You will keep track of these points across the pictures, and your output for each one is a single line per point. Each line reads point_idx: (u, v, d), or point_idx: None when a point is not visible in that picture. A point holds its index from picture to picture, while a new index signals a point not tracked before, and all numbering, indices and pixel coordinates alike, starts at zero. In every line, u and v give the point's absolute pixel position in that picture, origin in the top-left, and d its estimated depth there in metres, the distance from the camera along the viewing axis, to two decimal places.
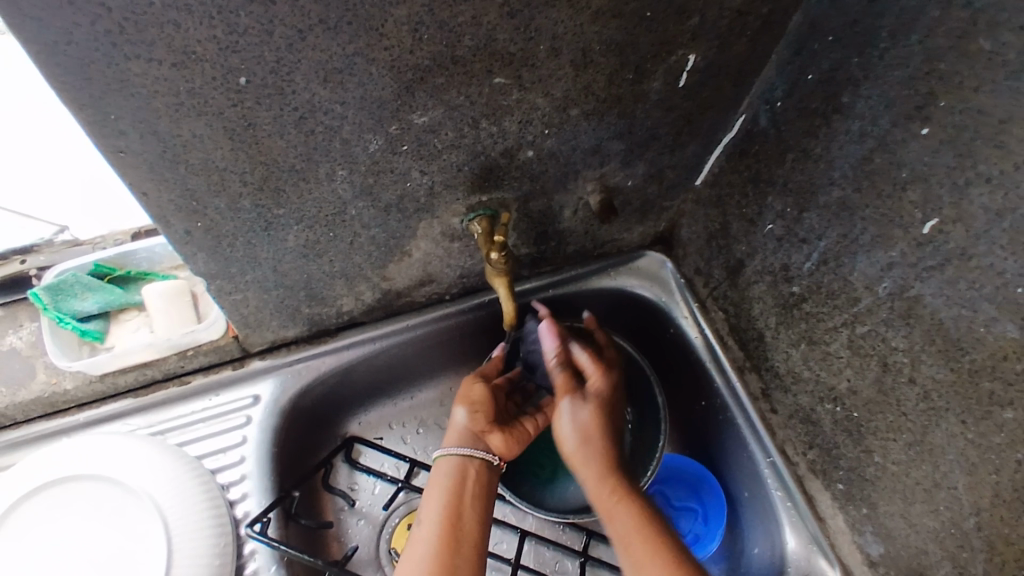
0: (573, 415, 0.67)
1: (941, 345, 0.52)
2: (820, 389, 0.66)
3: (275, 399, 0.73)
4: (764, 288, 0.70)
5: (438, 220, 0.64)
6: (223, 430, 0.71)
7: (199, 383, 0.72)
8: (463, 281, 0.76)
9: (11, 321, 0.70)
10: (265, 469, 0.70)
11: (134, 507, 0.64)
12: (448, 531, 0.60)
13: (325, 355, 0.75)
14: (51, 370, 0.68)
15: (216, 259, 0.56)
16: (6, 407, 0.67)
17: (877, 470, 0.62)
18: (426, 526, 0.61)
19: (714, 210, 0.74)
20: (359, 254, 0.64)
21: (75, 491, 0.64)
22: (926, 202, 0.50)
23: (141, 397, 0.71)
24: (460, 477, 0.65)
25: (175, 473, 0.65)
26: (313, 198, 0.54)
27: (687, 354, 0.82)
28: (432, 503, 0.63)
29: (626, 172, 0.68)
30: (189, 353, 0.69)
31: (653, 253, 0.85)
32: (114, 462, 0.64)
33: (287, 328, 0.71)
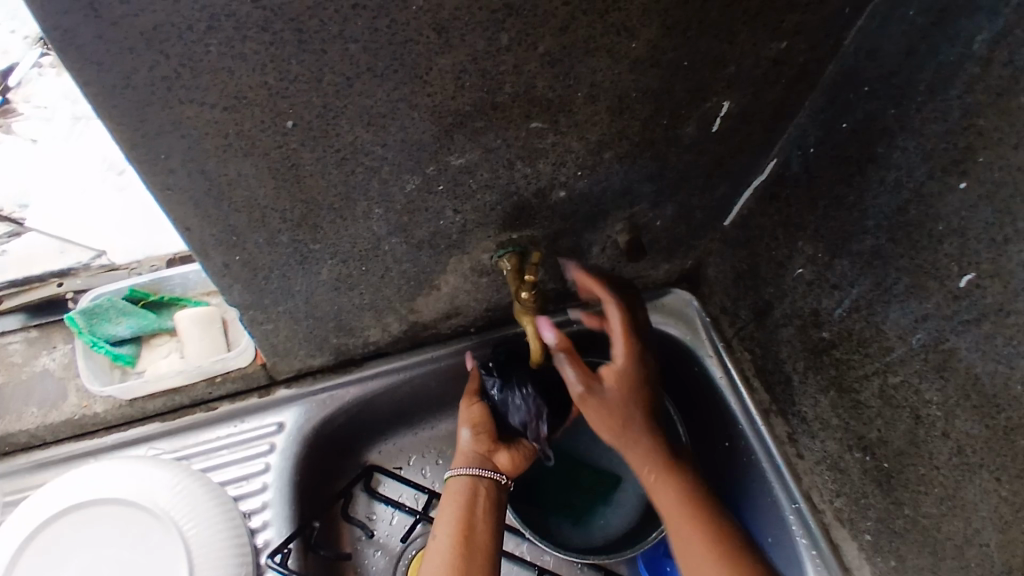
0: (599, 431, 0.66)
1: (976, 401, 0.51)
2: (849, 436, 0.66)
3: (299, 427, 0.73)
4: (793, 331, 0.70)
5: (469, 256, 0.64)
6: (247, 457, 0.72)
7: (225, 409, 0.73)
8: (489, 315, 0.77)
9: (45, 343, 0.71)
10: (287, 498, 0.70)
11: (159, 534, 0.64)
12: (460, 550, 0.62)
13: (350, 384, 0.76)
14: (82, 392, 0.69)
15: (250, 290, 0.57)
16: (37, 428, 0.67)
17: (906, 522, 0.61)
18: (439, 541, 0.63)
19: (742, 251, 0.74)
20: (389, 287, 0.64)
21: (100, 515, 0.64)
22: (962, 255, 0.50)
23: (168, 422, 0.72)
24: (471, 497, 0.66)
25: (200, 500, 0.65)
26: (348, 234, 0.55)
27: (711, 393, 0.81)
28: (444, 519, 0.65)
29: (655, 212, 0.68)
30: (218, 379, 0.70)
31: (678, 290, 0.84)
32: (141, 487, 0.64)
33: (314, 357, 0.72)
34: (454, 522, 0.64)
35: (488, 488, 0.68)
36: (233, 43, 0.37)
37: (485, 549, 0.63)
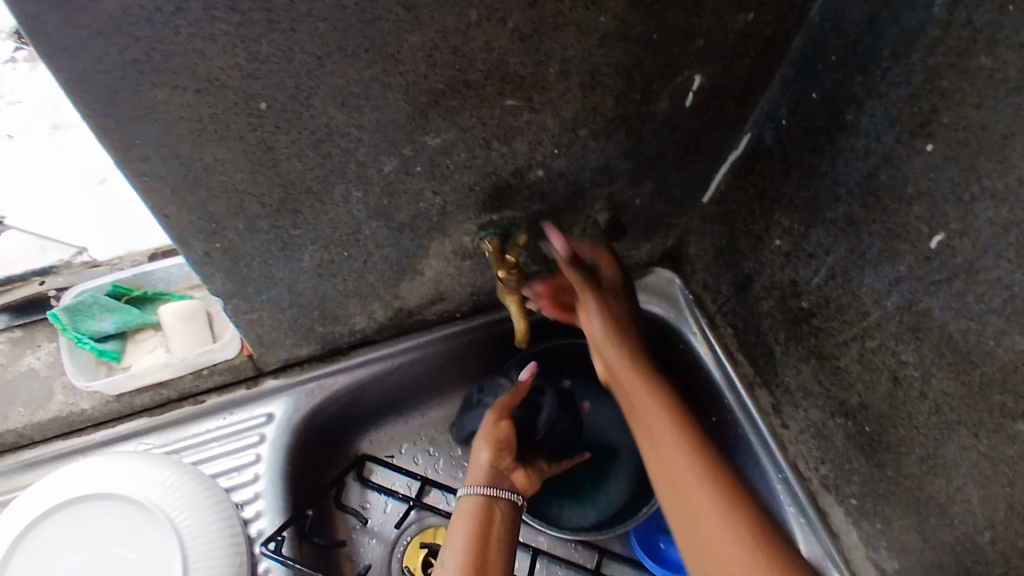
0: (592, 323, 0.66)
1: (951, 358, 0.52)
2: (831, 403, 0.67)
3: (288, 417, 0.74)
4: (773, 303, 0.71)
5: (450, 239, 0.65)
6: (237, 449, 0.72)
7: (214, 402, 0.73)
8: (474, 300, 0.77)
9: (30, 342, 0.71)
10: (279, 487, 0.70)
11: (151, 526, 0.64)
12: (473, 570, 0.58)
13: (338, 373, 0.76)
14: (69, 390, 0.69)
15: (233, 279, 0.57)
16: (24, 427, 0.67)
17: (890, 484, 0.62)
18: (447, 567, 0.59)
19: (721, 227, 0.75)
20: (372, 272, 0.65)
21: (91, 510, 0.64)
22: (931, 216, 0.51)
23: (157, 416, 0.72)
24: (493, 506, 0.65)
25: (191, 491, 0.65)
26: (328, 219, 0.55)
27: (696, 370, 0.83)
28: (456, 536, 0.62)
29: (633, 190, 0.69)
30: (204, 372, 0.70)
31: (661, 269, 0.86)
32: (131, 481, 0.65)
33: (300, 346, 0.72)
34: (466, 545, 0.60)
35: (508, 509, 0.66)
36: (202, 24, 0.37)
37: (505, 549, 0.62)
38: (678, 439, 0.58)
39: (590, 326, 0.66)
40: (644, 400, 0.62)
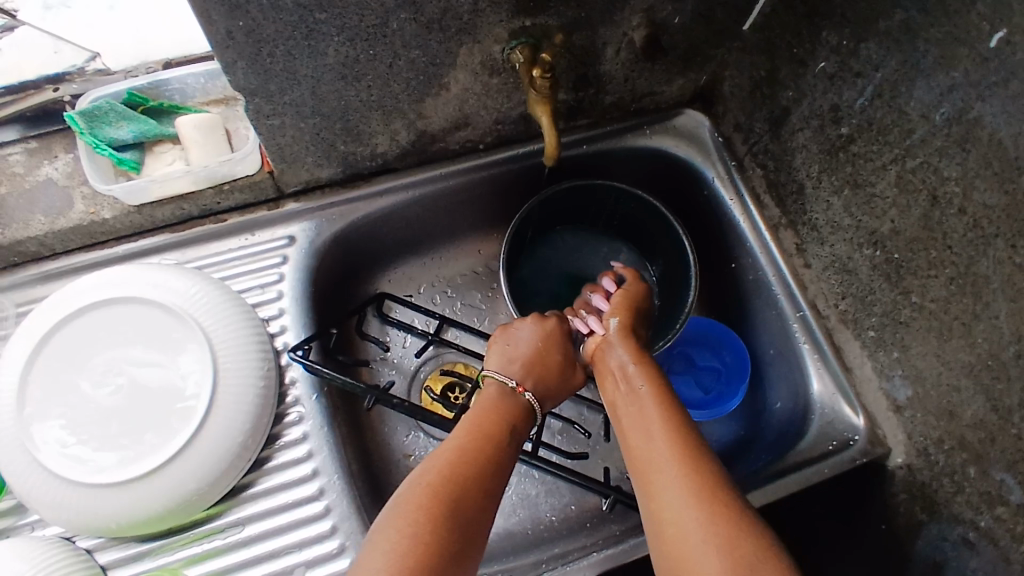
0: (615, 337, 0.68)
1: (997, 168, 0.50)
2: (860, 234, 0.66)
3: (310, 240, 0.73)
4: (809, 134, 0.68)
5: (480, 47, 0.61)
6: (261, 268, 0.72)
7: (236, 221, 0.72)
8: (498, 129, 0.75)
9: (46, 152, 0.68)
10: (304, 305, 0.71)
11: (179, 330, 0.64)
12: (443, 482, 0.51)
13: (359, 200, 0.75)
14: (88, 200, 0.66)
15: (255, 70, 0.55)
16: (45, 236, 0.66)
17: (912, 310, 0.62)
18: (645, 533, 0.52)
19: (760, 56, 0.71)
20: (397, 81, 0.62)
21: (120, 314, 0.65)
22: (997, 12, 0.47)
23: (178, 232, 0.71)
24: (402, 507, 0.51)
25: (218, 300, 0.66)
26: (355, 3, 0.52)
27: (719, 215, 0.81)
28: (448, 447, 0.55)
29: (674, 5, 0.64)
30: (226, 187, 0.69)
31: (691, 110, 0.82)
32: (158, 288, 0.65)
33: (321, 167, 0.71)
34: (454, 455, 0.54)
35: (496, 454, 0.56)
36: None
37: (481, 493, 0.52)
38: (663, 429, 0.56)
39: (636, 378, 0.62)
40: (632, 363, 0.64)
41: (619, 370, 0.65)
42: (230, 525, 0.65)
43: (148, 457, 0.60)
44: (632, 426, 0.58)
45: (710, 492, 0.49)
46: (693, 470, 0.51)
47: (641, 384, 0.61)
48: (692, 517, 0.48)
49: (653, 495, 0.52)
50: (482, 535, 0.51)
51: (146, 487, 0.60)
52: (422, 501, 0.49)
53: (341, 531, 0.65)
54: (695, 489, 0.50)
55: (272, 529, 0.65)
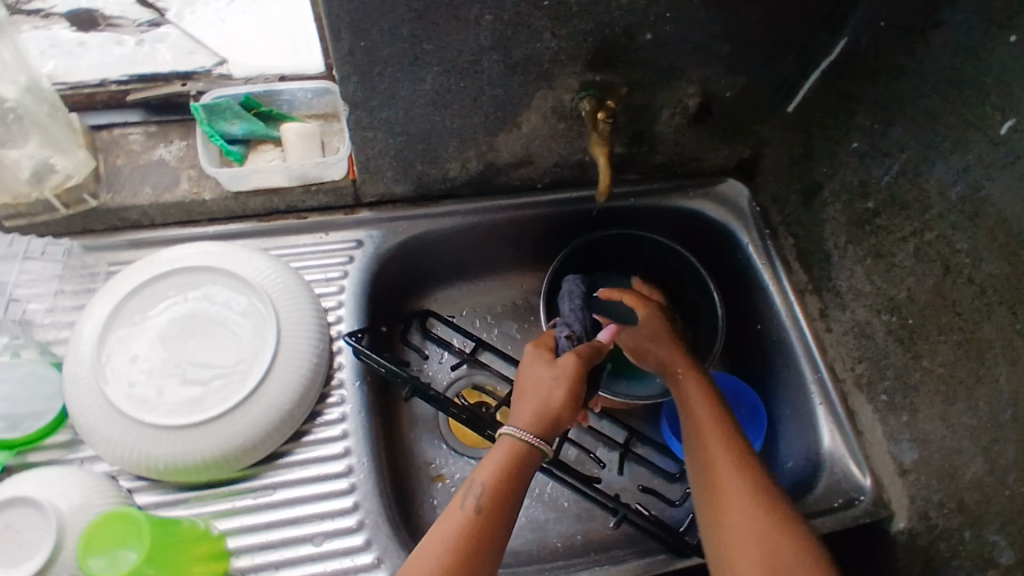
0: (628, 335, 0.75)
1: (1002, 240, 0.56)
2: (879, 300, 0.71)
3: (375, 246, 0.81)
4: (839, 207, 0.75)
5: (554, 93, 0.71)
6: (328, 264, 0.80)
7: (313, 220, 0.81)
8: (555, 172, 0.84)
9: (163, 137, 0.79)
10: (360, 302, 0.79)
11: (250, 301, 0.72)
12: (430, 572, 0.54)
13: (424, 218, 0.83)
14: (193, 180, 0.76)
15: (363, 87, 0.65)
16: (150, 206, 0.75)
17: (922, 374, 0.67)
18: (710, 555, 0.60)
19: (799, 135, 0.79)
20: (477, 114, 0.72)
21: (202, 282, 0.73)
22: (1005, 104, 0.55)
23: (262, 223, 0.80)
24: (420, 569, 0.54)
25: (289, 280, 0.73)
26: (457, 40, 0.62)
27: (749, 278, 0.87)
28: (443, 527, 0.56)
29: (726, 81, 0.74)
30: (313, 188, 0.78)
31: (733, 181, 0.90)
32: (238, 263, 0.73)
33: (397, 184, 0.80)
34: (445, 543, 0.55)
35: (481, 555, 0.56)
36: None
37: None
38: (731, 462, 0.63)
39: (696, 404, 0.68)
40: (693, 389, 0.69)
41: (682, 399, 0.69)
42: (261, 487, 0.69)
43: (199, 412, 0.66)
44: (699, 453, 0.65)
45: (777, 530, 0.58)
46: (764, 510, 0.59)
47: (706, 413, 0.67)
48: (750, 547, 0.57)
49: (708, 505, 0.62)
50: None
51: (196, 435, 0.65)
52: None
53: (361, 509, 0.69)
54: (755, 511, 0.59)
55: (299, 497, 0.69)
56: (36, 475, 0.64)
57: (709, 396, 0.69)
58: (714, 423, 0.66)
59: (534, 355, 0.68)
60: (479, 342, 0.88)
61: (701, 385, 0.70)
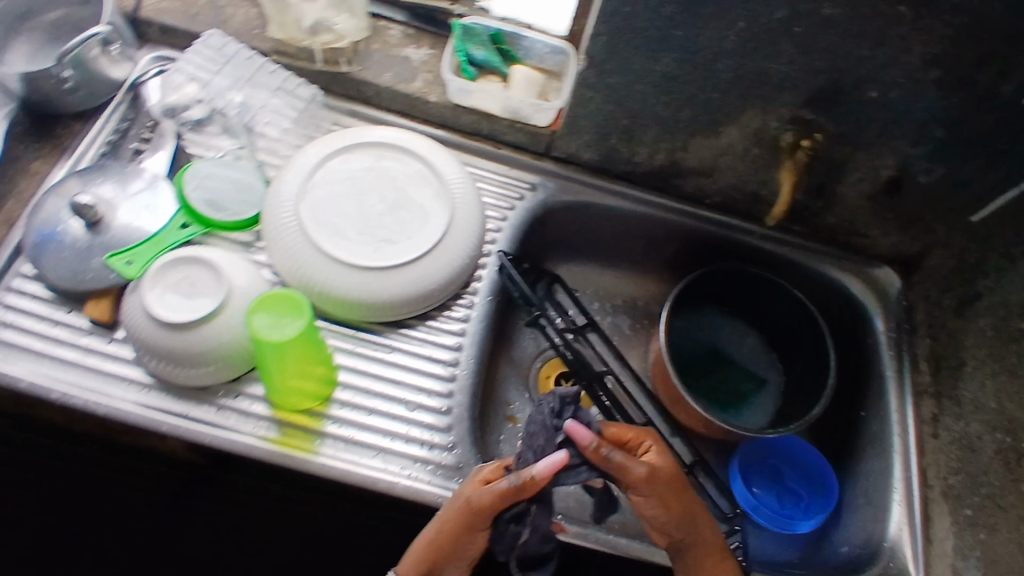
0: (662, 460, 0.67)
1: None
2: (997, 419, 0.72)
3: (545, 195, 0.89)
4: (989, 320, 0.76)
5: (763, 116, 0.77)
6: (502, 194, 0.89)
7: (505, 154, 0.90)
8: (728, 193, 0.89)
9: (416, 40, 0.91)
10: (515, 235, 0.87)
11: (433, 193, 0.81)
12: None
13: (597, 189, 0.91)
14: (427, 82, 0.87)
15: (607, 49, 0.73)
16: (386, 88, 0.86)
17: (1016, 497, 0.68)
18: None
19: (974, 245, 0.80)
20: (688, 111, 0.79)
21: (401, 162, 0.83)
22: None
23: (461, 138, 0.90)
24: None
25: (470, 190, 0.82)
26: (705, 35, 0.69)
27: (868, 362, 0.88)
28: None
29: (924, 165, 0.77)
30: (519, 125, 0.87)
31: (889, 270, 0.92)
32: (437, 159, 0.82)
33: (587, 149, 0.88)
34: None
35: None
36: None
37: None
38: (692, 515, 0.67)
39: (662, 463, 0.67)
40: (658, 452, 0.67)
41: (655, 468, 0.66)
42: (383, 345, 0.77)
43: (357, 258, 0.75)
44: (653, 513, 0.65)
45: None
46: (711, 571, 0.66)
47: (667, 479, 0.66)
48: None
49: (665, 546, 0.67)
50: None
51: (348, 275, 0.74)
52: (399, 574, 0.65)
53: (453, 398, 0.76)
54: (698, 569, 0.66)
55: (406, 366, 0.76)
56: (212, 249, 0.73)
57: (669, 461, 0.67)
58: (675, 482, 0.67)
59: (469, 485, 0.65)
60: (591, 318, 0.95)
61: (665, 486, 0.65)
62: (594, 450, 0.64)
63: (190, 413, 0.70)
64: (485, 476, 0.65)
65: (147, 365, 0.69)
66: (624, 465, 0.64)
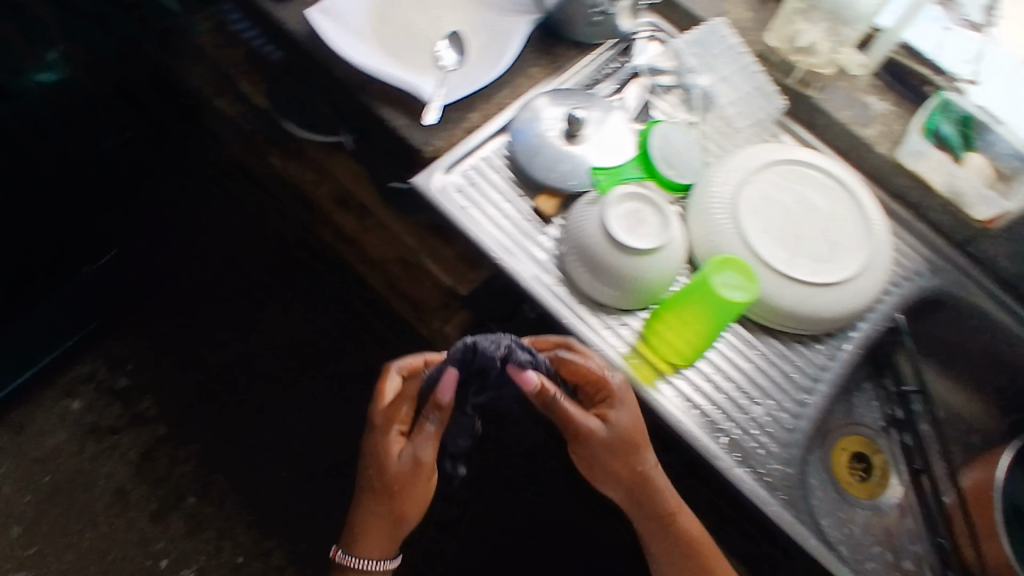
0: (617, 415, 0.73)
1: None
2: None
3: (943, 283, 0.89)
4: None
5: None
6: (903, 262, 0.90)
7: (920, 228, 0.92)
8: None
9: (882, 92, 0.95)
10: (901, 305, 0.87)
11: (855, 235, 0.82)
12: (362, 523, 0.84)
13: (996, 299, 0.89)
14: (881, 132, 0.91)
15: None
16: (842, 123, 0.91)
17: None
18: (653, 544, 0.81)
19: None
20: None
21: (835, 195, 0.85)
22: None
23: (886, 198, 0.93)
24: (383, 556, 0.85)
25: (888, 250, 0.83)
26: None
27: None
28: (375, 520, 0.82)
29: None
30: (953, 206, 0.88)
31: None
32: (870, 209, 0.84)
33: (1011, 255, 0.88)
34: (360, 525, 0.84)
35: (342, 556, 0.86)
36: None
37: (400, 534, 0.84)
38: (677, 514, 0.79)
39: (621, 418, 0.73)
40: (640, 429, 0.74)
41: (604, 440, 0.73)
42: (754, 343, 0.81)
43: (770, 258, 0.79)
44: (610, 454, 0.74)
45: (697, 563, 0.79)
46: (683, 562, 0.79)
47: (619, 443, 0.74)
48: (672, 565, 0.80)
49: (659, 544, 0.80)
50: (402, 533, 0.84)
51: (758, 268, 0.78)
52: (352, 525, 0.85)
53: (800, 419, 0.79)
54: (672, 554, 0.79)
55: (769, 371, 0.80)
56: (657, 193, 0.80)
57: (632, 421, 0.74)
58: (633, 444, 0.74)
59: (391, 386, 0.80)
60: (918, 418, 0.90)
61: (622, 446, 0.74)
62: (538, 390, 0.70)
63: (580, 317, 0.80)
64: (392, 386, 0.81)
65: (562, 260, 0.80)
66: (567, 411, 0.72)
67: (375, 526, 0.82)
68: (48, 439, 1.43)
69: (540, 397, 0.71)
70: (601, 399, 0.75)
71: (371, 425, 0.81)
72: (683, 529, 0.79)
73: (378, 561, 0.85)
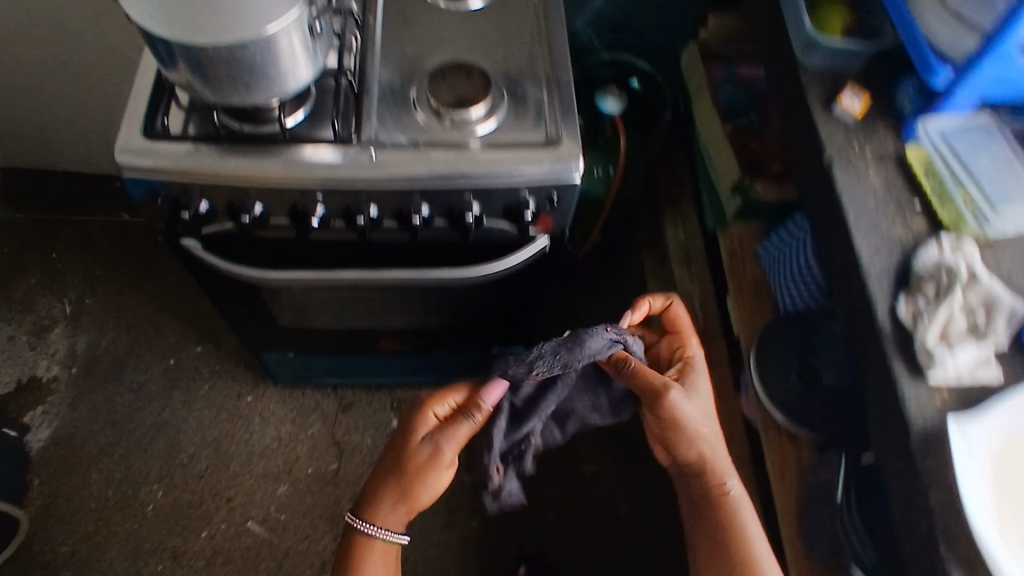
0: (681, 398, 0.88)
1: None
2: None
3: None
4: None
5: None
6: None
7: None
8: None
9: None
10: None
11: None
12: (370, 504, 0.91)
13: None
14: None
15: None
16: None
17: None
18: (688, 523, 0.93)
19: None
20: None
21: None
22: None
23: None
24: (388, 529, 0.91)
25: None
26: None
27: None
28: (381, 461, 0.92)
29: None
30: None
31: None
32: None
33: None
34: (366, 499, 0.92)
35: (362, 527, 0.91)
36: None
37: (380, 512, 0.90)
38: (723, 550, 0.88)
39: (716, 447, 0.91)
40: (723, 459, 0.91)
41: (687, 426, 0.89)
42: None
43: None
44: (708, 472, 0.91)
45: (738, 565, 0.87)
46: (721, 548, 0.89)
47: (710, 436, 0.91)
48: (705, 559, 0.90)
49: (708, 547, 0.90)
50: (392, 520, 0.90)
51: None
52: (368, 503, 0.92)
53: None
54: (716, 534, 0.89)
55: None
56: None
57: (721, 467, 0.91)
58: (718, 485, 0.90)
59: (421, 424, 0.90)
60: None
61: (661, 404, 0.88)
62: (619, 358, 0.91)
63: None
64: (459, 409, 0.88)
65: None
66: (641, 369, 0.90)
67: (389, 496, 0.89)
68: (357, 435, 1.55)
69: (617, 364, 0.92)
70: (680, 355, 0.99)
71: (401, 426, 0.93)
72: (732, 513, 0.90)
73: (379, 527, 0.90)
